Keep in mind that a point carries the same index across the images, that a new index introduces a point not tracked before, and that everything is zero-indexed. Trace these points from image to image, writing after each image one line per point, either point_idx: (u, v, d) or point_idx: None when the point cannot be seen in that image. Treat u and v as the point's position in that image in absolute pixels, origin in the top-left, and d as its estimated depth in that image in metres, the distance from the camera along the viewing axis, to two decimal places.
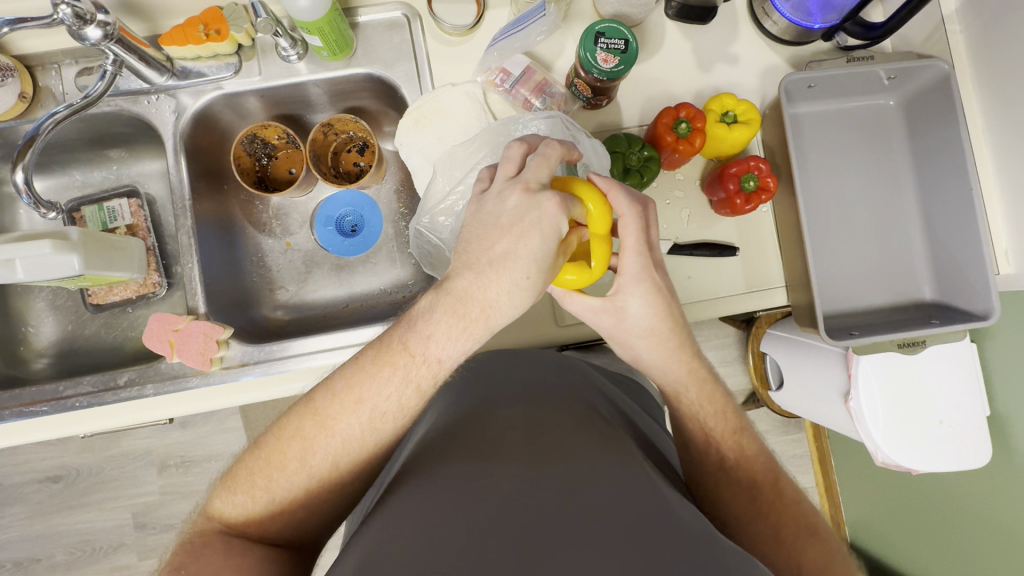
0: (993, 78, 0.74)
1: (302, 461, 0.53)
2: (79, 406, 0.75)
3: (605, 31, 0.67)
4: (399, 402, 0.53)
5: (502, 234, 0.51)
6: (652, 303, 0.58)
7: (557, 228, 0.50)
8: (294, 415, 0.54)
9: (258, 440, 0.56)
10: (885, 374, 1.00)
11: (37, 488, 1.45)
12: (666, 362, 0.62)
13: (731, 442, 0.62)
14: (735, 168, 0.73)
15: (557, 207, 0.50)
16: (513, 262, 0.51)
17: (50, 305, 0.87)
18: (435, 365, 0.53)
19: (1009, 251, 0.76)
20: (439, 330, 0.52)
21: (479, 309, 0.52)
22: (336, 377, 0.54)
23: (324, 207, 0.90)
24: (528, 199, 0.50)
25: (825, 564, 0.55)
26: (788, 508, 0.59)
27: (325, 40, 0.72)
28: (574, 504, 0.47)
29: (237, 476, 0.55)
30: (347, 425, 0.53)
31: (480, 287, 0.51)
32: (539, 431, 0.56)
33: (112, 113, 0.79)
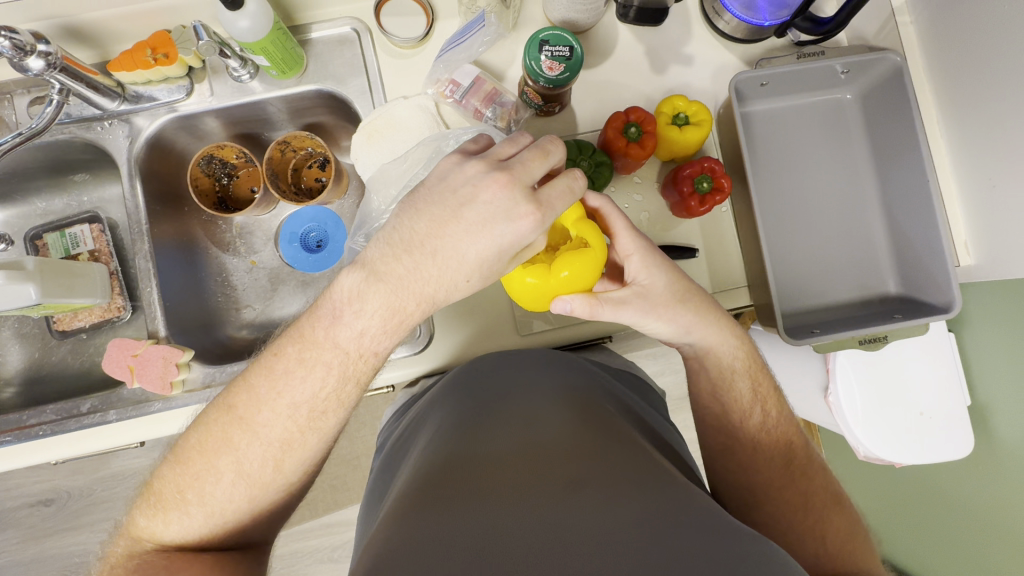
0: (945, 68, 0.73)
1: (237, 470, 0.55)
2: (43, 435, 0.75)
3: (549, 39, 0.67)
4: (337, 397, 0.56)
5: (458, 222, 0.53)
6: (670, 271, 0.61)
7: (519, 241, 0.54)
8: (218, 423, 0.56)
9: (181, 455, 0.57)
10: (863, 368, 0.99)
11: (28, 512, 1.45)
12: (701, 332, 0.64)
13: (772, 404, 0.67)
14: (688, 169, 0.73)
15: (530, 220, 0.53)
16: (458, 261, 0.53)
17: (16, 333, 0.87)
18: (372, 358, 0.57)
19: (968, 242, 0.76)
20: (371, 323, 0.55)
21: (417, 304, 0.55)
22: (258, 379, 0.56)
23: (287, 224, 0.86)
24: (507, 196, 0.52)
25: (848, 532, 0.59)
26: (818, 476, 0.64)
27: (272, 59, 0.72)
28: (585, 498, 0.43)
29: (163, 496, 0.56)
30: (281, 427, 0.55)
31: (416, 279, 0.54)
32: (541, 431, 0.53)
33: (67, 140, 0.79)
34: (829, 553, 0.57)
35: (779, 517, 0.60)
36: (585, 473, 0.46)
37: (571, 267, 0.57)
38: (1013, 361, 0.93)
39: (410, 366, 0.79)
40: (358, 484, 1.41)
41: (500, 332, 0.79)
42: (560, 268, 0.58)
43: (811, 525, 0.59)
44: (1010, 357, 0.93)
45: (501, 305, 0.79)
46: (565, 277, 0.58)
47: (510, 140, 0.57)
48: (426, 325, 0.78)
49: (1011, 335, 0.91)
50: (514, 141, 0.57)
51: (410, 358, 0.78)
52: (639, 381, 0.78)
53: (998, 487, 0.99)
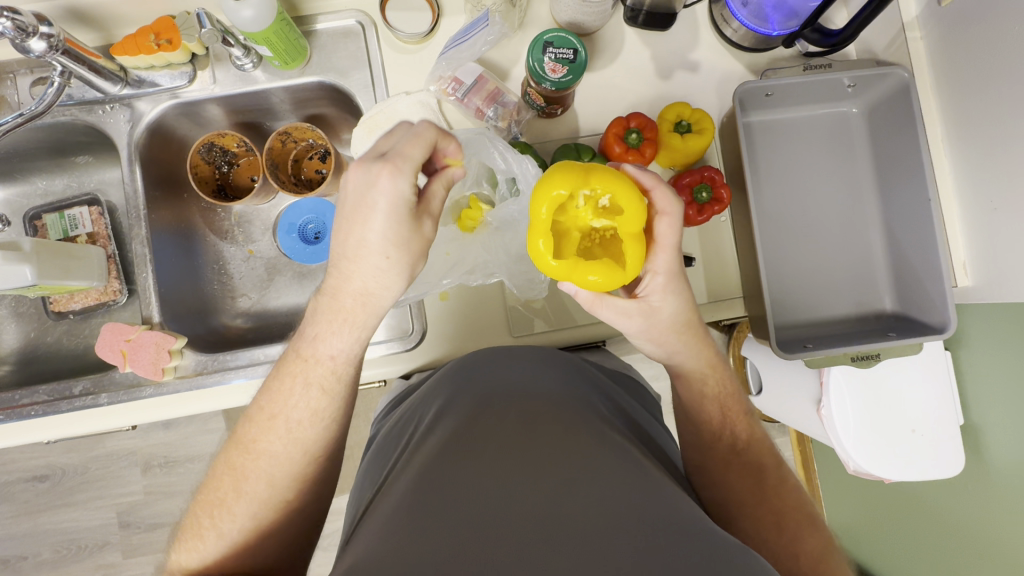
0: (953, 86, 0.72)
1: (239, 490, 0.55)
2: (34, 415, 0.76)
3: (554, 40, 0.67)
4: (308, 405, 0.57)
5: (348, 220, 0.53)
6: (684, 302, 0.62)
7: (401, 197, 0.52)
8: (225, 455, 0.58)
9: (199, 490, 0.59)
10: (855, 382, 0.99)
11: (24, 487, 1.46)
12: (679, 345, 0.64)
13: (743, 425, 0.68)
14: (687, 179, 0.74)
15: (392, 175, 0.50)
16: (366, 249, 0.54)
17: (13, 313, 0.87)
18: (329, 363, 0.58)
19: (967, 263, 0.76)
20: (324, 330, 0.57)
21: (352, 300, 0.56)
22: (252, 408, 0.59)
23: (286, 214, 0.87)
24: (362, 170, 0.51)
25: (823, 551, 0.59)
26: (788, 493, 0.64)
27: (275, 49, 0.72)
28: (572, 500, 0.44)
29: (188, 529, 0.57)
30: (270, 443, 0.56)
31: (342, 280, 0.55)
32: (533, 427, 0.54)
33: (68, 122, 0.79)
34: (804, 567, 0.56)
35: (757, 530, 0.59)
36: (574, 474, 0.47)
37: (598, 274, 0.55)
38: (1007, 383, 0.92)
39: (402, 362, 0.79)
40: (349, 474, 1.42)
41: (491, 332, 0.78)
42: (586, 270, 0.55)
43: (783, 541, 0.59)
44: (1004, 378, 0.92)
45: (495, 306, 0.78)
46: (587, 282, 0.55)
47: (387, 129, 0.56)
48: (420, 323, 0.78)
49: (1006, 357, 0.90)
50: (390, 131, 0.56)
51: (402, 354, 0.79)
52: (634, 384, 0.78)
53: (987, 507, 0.99)
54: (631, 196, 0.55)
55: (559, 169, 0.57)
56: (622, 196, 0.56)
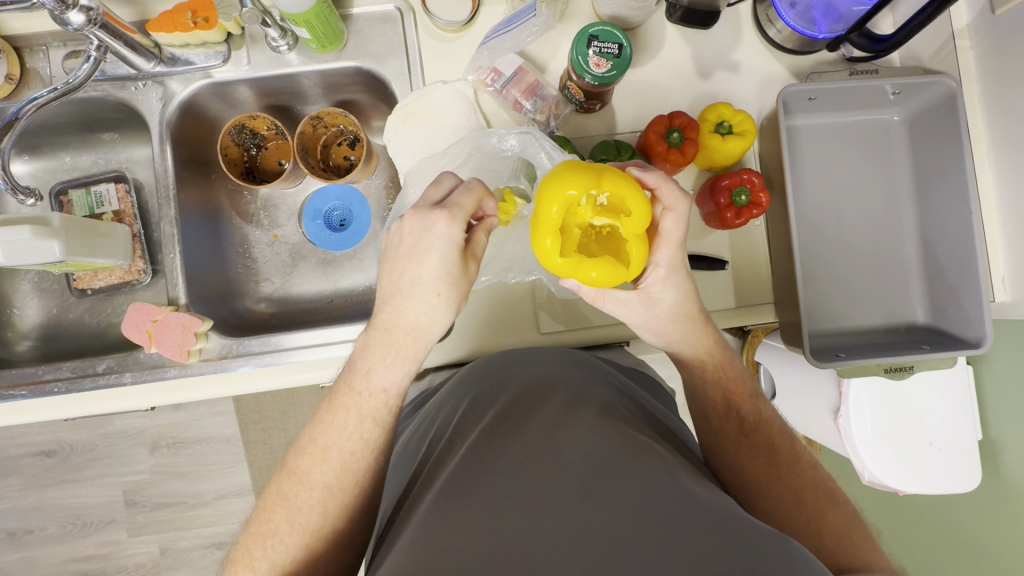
0: (1001, 98, 0.71)
1: (291, 520, 0.55)
2: (58, 391, 0.75)
3: (599, 35, 0.65)
4: (360, 437, 0.57)
5: (405, 263, 0.55)
6: (686, 293, 0.60)
7: (455, 241, 0.54)
8: (274, 483, 0.58)
9: (246, 520, 0.58)
10: (875, 393, 0.97)
11: (31, 461, 1.47)
12: (681, 333, 0.63)
13: (749, 406, 0.65)
14: (727, 181, 0.72)
15: (449, 220, 0.53)
16: (420, 286, 0.56)
17: (36, 287, 0.87)
18: (382, 396, 0.58)
19: (1006, 278, 0.75)
20: (376, 363, 0.58)
21: (405, 334, 0.57)
22: (302, 437, 0.59)
23: (313, 200, 0.89)
24: (419, 217, 0.54)
25: (846, 526, 0.57)
26: (806, 471, 0.61)
27: (313, 32, 0.71)
28: (599, 501, 0.45)
29: (235, 560, 0.56)
30: (323, 473, 0.56)
31: (397, 316, 0.57)
32: (561, 425, 0.54)
33: (99, 97, 0.79)
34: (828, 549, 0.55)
35: (773, 512, 0.58)
36: (603, 473, 0.47)
37: (601, 270, 0.52)
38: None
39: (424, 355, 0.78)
40: None
41: (519, 328, 0.77)
42: (590, 268, 0.53)
43: (804, 521, 0.57)
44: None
45: (520, 302, 0.77)
46: (592, 279, 0.53)
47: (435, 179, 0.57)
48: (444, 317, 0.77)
49: None
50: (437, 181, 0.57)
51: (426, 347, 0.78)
52: (650, 381, 0.76)
53: (1003, 524, 0.99)
54: (638, 196, 0.52)
55: (569, 166, 0.54)
56: (627, 195, 0.52)
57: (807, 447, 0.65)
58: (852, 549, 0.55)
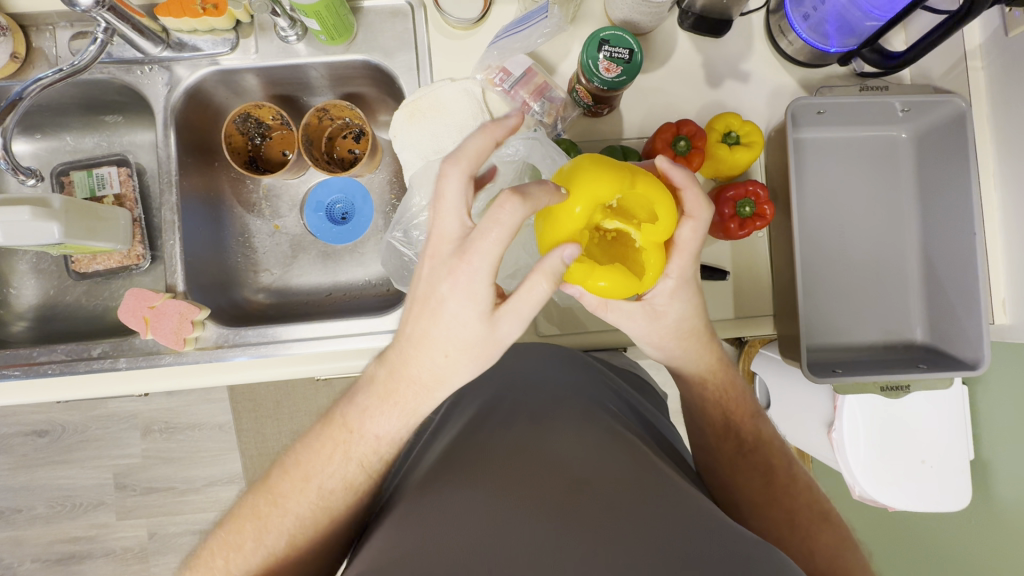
0: (1010, 120, 0.71)
1: (257, 540, 0.53)
2: (51, 373, 0.75)
3: (610, 39, 0.65)
4: (344, 477, 0.55)
5: (416, 313, 0.50)
6: (692, 308, 0.60)
7: (474, 292, 0.47)
8: (251, 495, 0.57)
9: (217, 522, 0.57)
10: (871, 409, 0.97)
11: (23, 440, 1.46)
12: (682, 348, 0.62)
13: (749, 424, 0.65)
14: (732, 193, 0.72)
15: (466, 272, 0.47)
16: (429, 340, 0.50)
17: (33, 268, 0.86)
18: (373, 442, 0.55)
19: (1006, 301, 0.75)
20: (374, 407, 0.54)
21: (408, 386, 0.53)
22: (288, 455, 0.58)
23: (315, 192, 0.89)
24: (439, 261, 0.49)
25: (836, 548, 0.56)
26: (801, 492, 0.61)
27: (323, 24, 0.70)
28: (585, 501, 0.44)
29: (197, 563, 0.55)
30: (298, 505, 0.54)
31: (403, 363, 0.53)
32: (547, 426, 0.55)
33: (105, 80, 0.78)
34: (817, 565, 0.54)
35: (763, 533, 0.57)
36: (591, 473, 0.47)
37: (611, 279, 0.52)
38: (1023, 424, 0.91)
39: None
40: None
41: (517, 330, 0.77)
42: (600, 277, 0.52)
43: (796, 540, 0.56)
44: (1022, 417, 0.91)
45: None
46: (600, 288, 0.52)
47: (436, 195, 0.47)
48: None
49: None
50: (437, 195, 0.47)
51: None
52: (643, 385, 0.76)
53: (994, 545, 0.98)
54: (667, 204, 0.52)
55: (600, 165, 0.52)
56: (656, 202, 0.52)
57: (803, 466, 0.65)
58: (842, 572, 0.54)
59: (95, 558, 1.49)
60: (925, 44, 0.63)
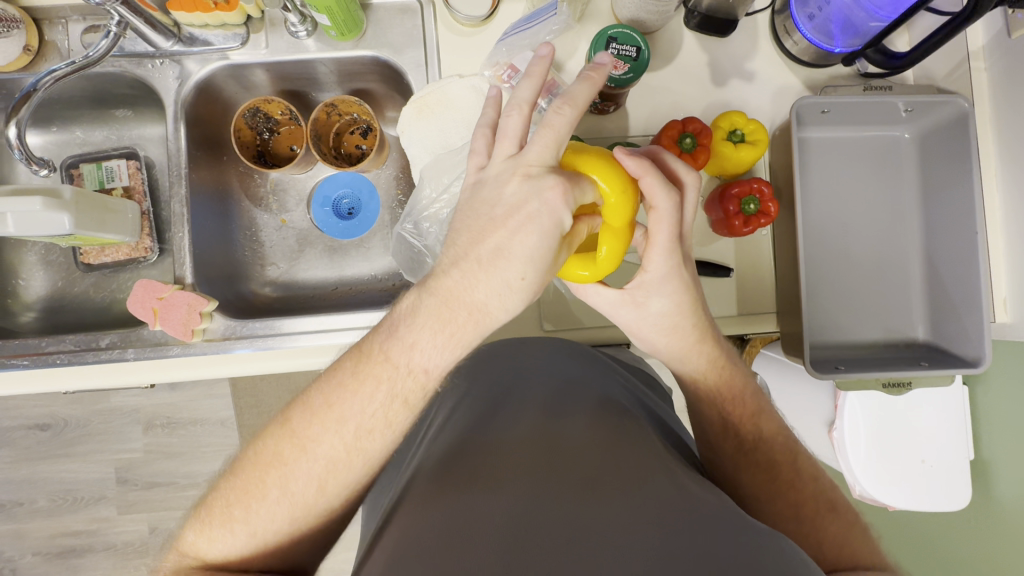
0: (1012, 121, 0.72)
1: (283, 488, 0.52)
2: (60, 363, 0.76)
3: (618, 36, 0.66)
4: (384, 417, 0.53)
5: (495, 229, 0.50)
6: (675, 304, 0.58)
7: (556, 218, 0.49)
8: (271, 438, 0.54)
9: (229, 469, 0.56)
10: (871, 408, 0.98)
11: (25, 434, 1.47)
12: (666, 341, 0.62)
13: (750, 426, 0.63)
14: (736, 189, 0.73)
15: (562, 195, 0.49)
16: (506, 260, 0.50)
17: (42, 260, 0.87)
18: (421, 376, 0.53)
19: (1007, 300, 0.76)
20: (423, 338, 0.52)
21: (466, 313, 0.52)
22: (313, 395, 0.54)
23: (323, 186, 0.91)
24: (530, 182, 0.50)
25: (845, 537, 0.57)
26: (807, 484, 0.61)
27: (333, 19, 0.71)
28: (597, 498, 0.45)
29: (211, 512, 0.54)
30: (330, 446, 0.52)
31: (465, 288, 0.52)
32: (556, 420, 0.55)
33: (116, 73, 0.79)
34: (828, 558, 0.55)
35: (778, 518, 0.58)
36: (602, 468, 0.48)
37: (588, 268, 0.53)
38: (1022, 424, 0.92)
39: None
40: None
41: (521, 325, 0.78)
42: (579, 267, 0.54)
43: (805, 533, 0.57)
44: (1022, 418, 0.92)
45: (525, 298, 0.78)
46: (583, 278, 0.54)
47: (543, 123, 0.50)
48: None
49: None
50: (549, 124, 0.49)
51: None
52: (650, 378, 0.76)
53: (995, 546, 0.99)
54: (612, 184, 0.49)
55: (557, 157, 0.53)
56: (603, 183, 0.50)
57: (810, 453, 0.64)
58: (852, 559, 0.54)
59: (95, 552, 1.49)
60: (929, 45, 0.64)
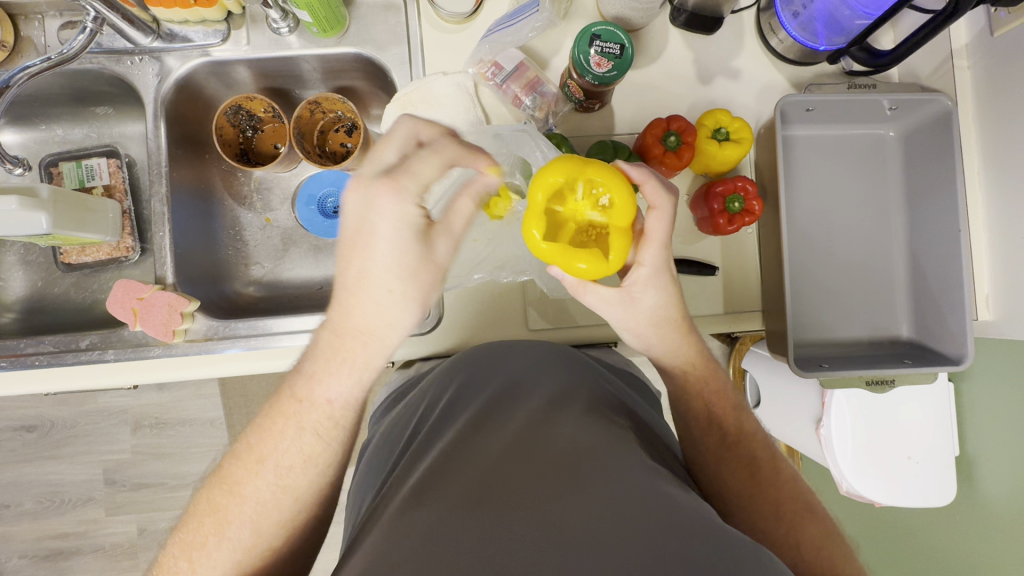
0: (995, 119, 0.72)
1: (221, 534, 0.53)
2: (39, 364, 0.75)
3: (601, 34, 0.65)
4: (301, 452, 0.54)
5: (354, 249, 0.51)
6: (668, 297, 0.59)
7: (407, 217, 0.50)
8: (207, 490, 0.56)
9: (177, 524, 0.57)
10: (859, 405, 0.98)
11: (10, 435, 1.45)
12: (657, 336, 0.62)
13: (732, 419, 0.65)
14: (721, 187, 0.73)
15: (393, 193, 0.49)
16: (371, 278, 0.52)
17: (21, 260, 0.86)
18: (326, 407, 0.55)
19: (990, 297, 0.76)
20: (322, 370, 0.54)
21: (354, 338, 0.54)
22: (240, 442, 0.56)
23: (308, 185, 0.88)
24: (365, 190, 0.50)
25: (822, 540, 0.56)
26: (785, 484, 0.61)
27: (315, 16, 0.70)
28: (579, 505, 0.44)
29: (162, 572, 0.55)
30: (256, 488, 0.54)
31: (349, 317, 0.53)
32: (546, 421, 0.55)
33: (95, 70, 0.78)
34: (803, 561, 0.54)
35: (755, 531, 0.57)
36: (584, 476, 0.47)
37: (589, 260, 0.53)
38: (1005, 420, 0.93)
39: (417, 345, 0.78)
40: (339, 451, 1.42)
41: (507, 325, 0.77)
42: (577, 259, 0.53)
43: (783, 534, 0.56)
44: (1003, 413, 0.93)
45: (513, 297, 0.77)
46: (580, 270, 0.53)
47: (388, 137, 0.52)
48: (436, 307, 0.77)
49: (1007, 393, 0.91)
50: (394, 134, 0.52)
51: (417, 336, 0.78)
52: (637, 381, 0.76)
53: (980, 541, 1.00)
54: (625, 190, 0.54)
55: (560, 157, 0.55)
56: (613, 187, 0.54)
57: (789, 463, 0.65)
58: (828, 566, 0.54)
59: (84, 554, 1.48)
60: (912, 42, 0.63)
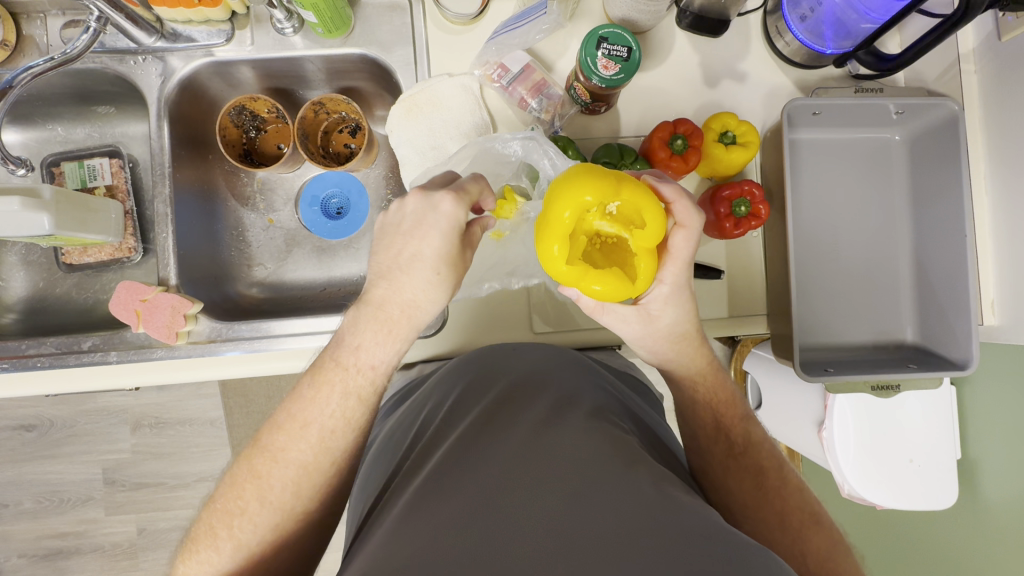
0: (1002, 125, 0.72)
1: (262, 499, 0.53)
2: (42, 366, 0.74)
3: (608, 37, 0.65)
4: (344, 415, 0.55)
5: (407, 238, 0.53)
6: (685, 314, 0.61)
7: (454, 222, 0.53)
8: (246, 459, 0.55)
9: (210, 495, 0.55)
10: (862, 409, 0.98)
11: (9, 435, 1.44)
12: (673, 351, 0.64)
13: (739, 429, 0.65)
14: (728, 192, 0.73)
15: (448, 201, 0.52)
16: (421, 262, 0.54)
17: (22, 260, 0.85)
18: (369, 372, 0.56)
19: (995, 303, 0.76)
20: (367, 339, 0.55)
21: (399, 310, 0.55)
22: (279, 410, 0.56)
23: (311, 185, 0.90)
24: (424, 198, 0.53)
25: (827, 553, 0.56)
26: (792, 494, 0.61)
27: (320, 16, 0.70)
28: (585, 511, 0.44)
29: (197, 540, 0.54)
30: (300, 451, 0.53)
31: (394, 291, 0.55)
32: (549, 427, 0.55)
33: (97, 70, 0.77)
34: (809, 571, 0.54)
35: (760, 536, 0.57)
36: (589, 482, 0.47)
37: (605, 283, 0.52)
38: (1008, 424, 0.93)
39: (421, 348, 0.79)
40: None
41: (511, 329, 0.77)
42: (593, 280, 0.52)
43: (789, 544, 0.56)
44: (1006, 417, 0.93)
45: (516, 301, 0.77)
46: (594, 292, 0.53)
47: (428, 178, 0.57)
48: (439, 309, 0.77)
49: (1010, 397, 0.91)
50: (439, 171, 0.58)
51: (422, 338, 0.78)
52: (639, 384, 0.76)
53: (982, 545, 1.00)
54: (655, 209, 0.52)
55: (585, 172, 0.53)
56: (643, 207, 0.52)
57: (795, 470, 0.65)
58: None
59: (83, 554, 1.47)
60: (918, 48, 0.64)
